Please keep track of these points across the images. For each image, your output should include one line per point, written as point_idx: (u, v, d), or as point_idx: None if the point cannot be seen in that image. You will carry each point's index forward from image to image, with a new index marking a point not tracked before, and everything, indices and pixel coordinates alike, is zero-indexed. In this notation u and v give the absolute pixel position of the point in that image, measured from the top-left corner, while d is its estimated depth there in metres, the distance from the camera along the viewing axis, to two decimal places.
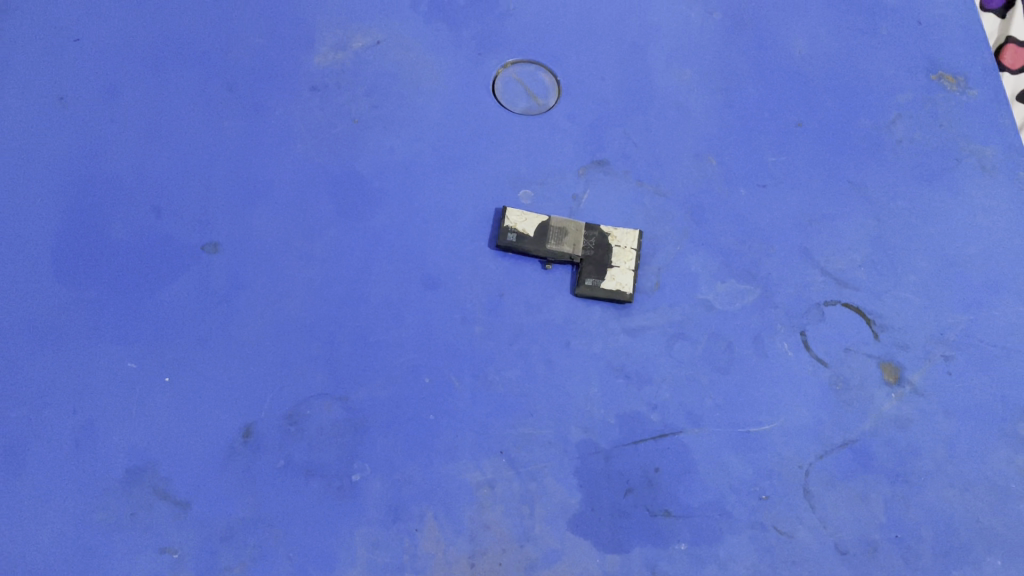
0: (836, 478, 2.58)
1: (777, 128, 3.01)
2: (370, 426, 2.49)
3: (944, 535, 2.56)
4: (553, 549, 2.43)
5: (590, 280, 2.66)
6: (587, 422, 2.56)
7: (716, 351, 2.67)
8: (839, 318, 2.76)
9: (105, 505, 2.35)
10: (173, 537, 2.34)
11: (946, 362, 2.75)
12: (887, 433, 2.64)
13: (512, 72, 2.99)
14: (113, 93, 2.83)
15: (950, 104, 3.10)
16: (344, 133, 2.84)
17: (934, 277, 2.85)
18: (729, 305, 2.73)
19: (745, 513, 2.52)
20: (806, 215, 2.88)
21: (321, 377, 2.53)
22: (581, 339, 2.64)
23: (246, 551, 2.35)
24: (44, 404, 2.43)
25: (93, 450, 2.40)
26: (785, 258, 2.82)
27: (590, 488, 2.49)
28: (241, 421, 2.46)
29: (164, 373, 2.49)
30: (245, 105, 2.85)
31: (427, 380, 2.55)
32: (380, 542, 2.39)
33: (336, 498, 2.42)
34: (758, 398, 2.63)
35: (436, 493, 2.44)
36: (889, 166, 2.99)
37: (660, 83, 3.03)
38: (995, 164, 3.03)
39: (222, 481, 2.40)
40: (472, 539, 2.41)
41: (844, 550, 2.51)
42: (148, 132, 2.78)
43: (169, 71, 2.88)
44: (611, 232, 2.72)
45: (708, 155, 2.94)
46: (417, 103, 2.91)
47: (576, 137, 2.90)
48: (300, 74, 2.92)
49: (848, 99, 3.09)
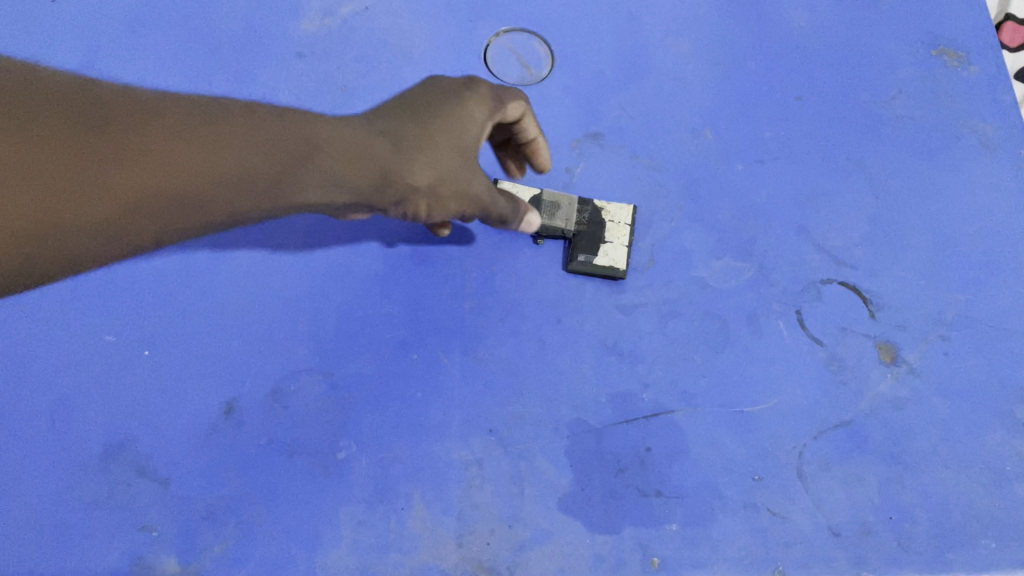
0: (831, 460, 2.48)
1: (775, 101, 2.91)
2: (356, 403, 2.43)
3: (938, 517, 2.45)
4: (543, 530, 2.35)
5: (583, 256, 2.60)
6: (579, 401, 2.48)
7: (711, 330, 2.59)
8: (835, 297, 2.67)
9: (83, 483, 2.30)
10: (153, 515, 2.28)
11: (943, 343, 2.64)
12: (884, 414, 2.54)
13: (505, 41, 2.95)
14: (91, 57, 2.78)
15: (951, 81, 2.98)
16: (332, 101, 2.79)
17: (932, 256, 2.75)
18: (723, 283, 2.65)
19: (739, 494, 2.43)
20: (804, 191, 2.79)
21: (306, 353, 2.47)
22: (574, 317, 2.58)
23: (227, 531, 2.28)
24: (19, 377, 2.39)
25: (70, 425, 2.35)
26: (781, 235, 2.73)
27: (581, 468, 2.41)
28: (224, 396, 2.41)
29: (145, 346, 2.44)
30: (227, 70, 2.81)
31: (414, 356, 2.49)
32: (366, 522, 2.32)
33: (321, 476, 2.35)
34: (753, 377, 2.55)
35: (425, 473, 2.38)
36: (889, 144, 2.88)
37: (656, 54, 2.95)
38: (996, 142, 2.91)
39: (203, 459, 2.34)
40: (460, 519, 2.34)
41: (837, 530, 2.41)
42: None
43: (149, 35, 2.83)
44: (603, 207, 2.66)
45: (704, 130, 2.86)
46: (406, 73, 2.86)
47: (570, 108, 2.85)
48: (287, 41, 2.87)
49: (849, 69, 2.98)
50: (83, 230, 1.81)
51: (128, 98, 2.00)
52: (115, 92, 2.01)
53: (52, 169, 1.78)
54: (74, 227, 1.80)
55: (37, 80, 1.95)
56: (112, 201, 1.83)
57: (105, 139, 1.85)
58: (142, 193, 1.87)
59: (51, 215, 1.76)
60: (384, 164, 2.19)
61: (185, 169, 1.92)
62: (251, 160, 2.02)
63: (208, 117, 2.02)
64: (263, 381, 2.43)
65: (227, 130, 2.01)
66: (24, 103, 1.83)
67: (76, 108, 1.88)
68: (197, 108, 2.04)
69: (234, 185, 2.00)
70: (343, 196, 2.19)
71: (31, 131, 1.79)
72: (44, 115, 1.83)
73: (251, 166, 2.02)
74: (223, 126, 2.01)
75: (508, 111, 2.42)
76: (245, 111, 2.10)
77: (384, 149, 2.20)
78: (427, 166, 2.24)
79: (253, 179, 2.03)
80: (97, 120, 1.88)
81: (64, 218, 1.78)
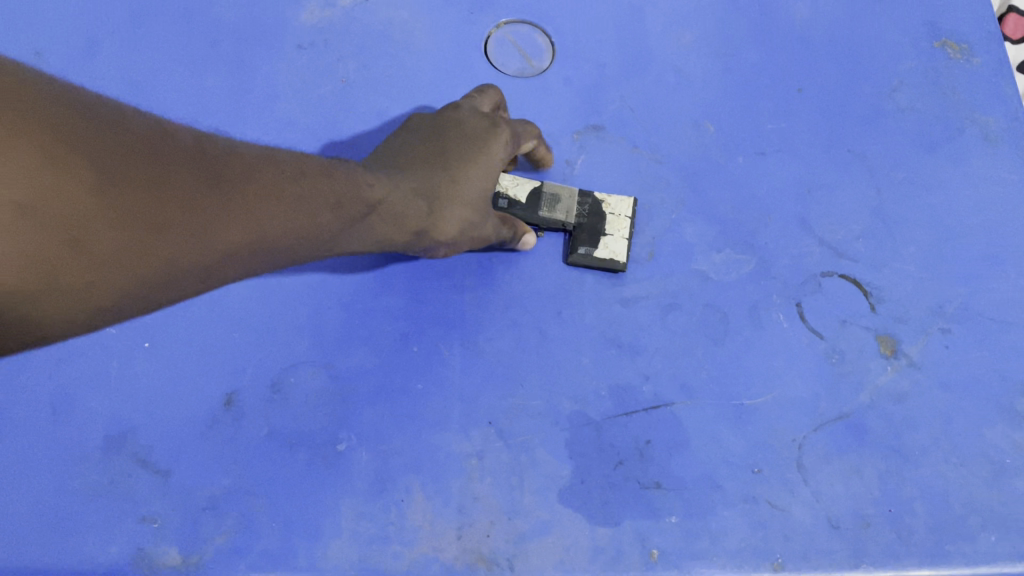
0: (831, 452, 2.47)
1: (776, 93, 2.90)
2: (357, 394, 2.44)
3: (938, 510, 2.43)
4: (543, 522, 2.35)
5: (584, 249, 2.60)
6: (579, 393, 2.48)
7: (711, 322, 2.59)
8: (836, 289, 2.65)
9: (84, 475, 2.31)
10: (153, 507, 2.29)
11: (944, 336, 2.62)
12: (884, 406, 2.53)
13: (506, 33, 2.95)
14: (92, 49, 2.79)
15: (953, 73, 2.96)
16: (332, 92, 2.79)
17: (933, 248, 2.73)
18: (724, 275, 2.65)
19: (739, 486, 2.42)
20: (805, 183, 2.78)
21: (306, 345, 2.48)
22: (574, 309, 2.58)
23: (227, 522, 2.29)
24: (19, 368, 2.41)
25: (71, 416, 2.37)
26: (782, 227, 2.72)
27: (581, 460, 2.41)
28: (224, 388, 2.41)
29: (145, 338, 2.45)
30: (227, 62, 2.80)
31: (415, 348, 2.50)
32: (366, 514, 2.33)
33: (321, 468, 2.36)
34: (754, 369, 2.54)
35: (425, 464, 2.38)
36: (890, 137, 2.86)
37: (657, 45, 2.94)
38: (998, 134, 2.89)
39: (204, 450, 2.35)
40: (460, 511, 2.34)
41: (836, 523, 2.40)
42: (127, 88, 2.75)
43: (150, 26, 2.83)
44: (604, 199, 2.66)
45: (705, 122, 2.85)
46: (407, 64, 2.86)
47: (571, 100, 2.85)
48: (288, 32, 2.86)
49: (851, 61, 2.96)
50: (173, 279, 1.61)
51: (216, 146, 1.79)
52: (195, 135, 1.76)
53: (170, 219, 1.57)
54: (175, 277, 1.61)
55: (96, 101, 1.56)
56: (213, 256, 1.67)
57: (220, 194, 1.67)
58: (237, 247, 1.73)
59: (169, 260, 1.58)
60: (420, 225, 2.29)
61: (274, 229, 1.83)
62: (320, 218, 1.98)
63: (284, 174, 1.92)
64: (263, 373, 2.44)
65: (302, 190, 1.94)
66: (139, 145, 1.56)
67: (179, 151, 1.65)
68: (273, 163, 1.93)
69: (296, 242, 1.94)
70: (378, 243, 2.25)
71: (157, 177, 1.55)
72: (160, 163, 1.58)
73: (315, 220, 1.97)
74: (298, 184, 1.94)
75: (523, 140, 2.53)
76: (307, 167, 2.04)
77: (423, 199, 2.28)
78: (457, 222, 2.36)
79: (319, 231, 1.99)
80: (204, 172, 1.68)
81: (170, 269, 1.59)
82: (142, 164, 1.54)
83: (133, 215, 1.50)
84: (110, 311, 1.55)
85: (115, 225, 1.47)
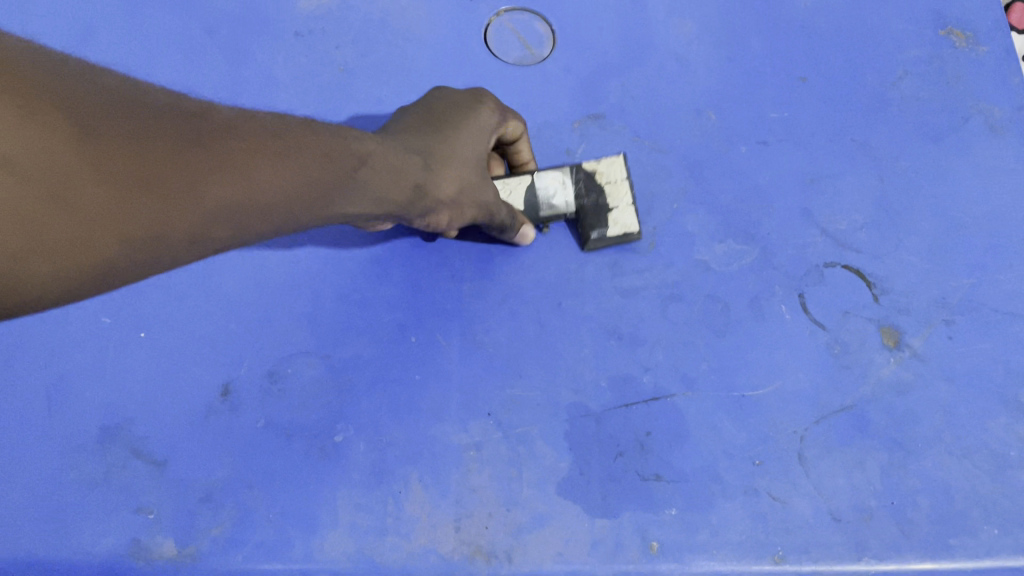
0: (832, 444, 2.46)
1: (779, 82, 2.87)
2: (354, 385, 2.43)
3: (941, 503, 2.42)
4: (541, 513, 2.34)
5: (595, 233, 2.55)
6: (578, 384, 2.47)
7: (712, 313, 2.58)
8: (839, 280, 2.64)
9: (80, 466, 2.32)
10: (149, 498, 2.29)
11: (947, 327, 2.60)
12: (886, 399, 2.51)
13: (506, 20, 2.93)
14: (88, 37, 2.78)
15: (959, 60, 2.92)
16: (331, 81, 2.78)
17: (937, 239, 2.70)
18: (725, 266, 2.63)
19: (739, 478, 2.41)
20: (807, 173, 2.76)
21: (303, 335, 2.47)
22: (574, 300, 2.56)
23: (224, 514, 2.29)
24: (13, 359, 2.42)
25: (67, 408, 2.37)
26: (784, 218, 2.70)
27: (580, 452, 2.40)
28: (220, 379, 2.41)
29: (140, 329, 2.45)
30: (225, 50, 2.79)
31: (413, 339, 2.49)
32: (364, 505, 2.32)
33: (319, 459, 2.35)
34: (754, 361, 2.53)
35: (423, 456, 2.37)
36: (895, 125, 2.83)
37: (658, 33, 2.91)
38: (1004, 123, 2.84)
39: (200, 441, 2.34)
40: (459, 503, 2.34)
41: (838, 516, 2.39)
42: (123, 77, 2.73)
43: (146, 14, 2.81)
44: (595, 170, 2.54)
45: (707, 111, 2.82)
46: (406, 53, 2.84)
47: (571, 89, 2.83)
48: (285, 20, 2.84)
49: (853, 50, 2.92)
50: (158, 240, 1.37)
51: (198, 103, 1.55)
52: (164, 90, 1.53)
53: (153, 177, 1.35)
54: (169, 237, 1.39)
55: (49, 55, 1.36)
56: (189, 223, 1.40)
57: (193, 147, 1.42)
58: (226, 207, 1.47)
59: (167, 217, 1.37)
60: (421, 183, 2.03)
61: (275, 187, 1.57)
62: (323, 177, 1.71)
63: (270, 130, 1.63)
64: (259, 364, 2.43)
65: (291, 145, 1.64)
66: (101, 96, 1.35)
67: (148, 103, 1.42)
68: (259, 118, 1.66)
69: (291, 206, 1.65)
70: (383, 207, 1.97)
71: (141, 128, 1.35)
72: (135, 118, 1.36)
73: (313, 177, 1.69)
74: (295, 139, 1.69)
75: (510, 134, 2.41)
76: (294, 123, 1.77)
77: (424, 160, 2.04)
78: (458, 182, 2.13)
79: (312, 191, 1.69)
80: (186, 127, 1.45)
81: (160, 229, 1.37)
82: (120, 116, 1.34)
83: (115, 166, 1.30)
84: (101, 279, 1.35)
85: (98, 178, 1.28)
